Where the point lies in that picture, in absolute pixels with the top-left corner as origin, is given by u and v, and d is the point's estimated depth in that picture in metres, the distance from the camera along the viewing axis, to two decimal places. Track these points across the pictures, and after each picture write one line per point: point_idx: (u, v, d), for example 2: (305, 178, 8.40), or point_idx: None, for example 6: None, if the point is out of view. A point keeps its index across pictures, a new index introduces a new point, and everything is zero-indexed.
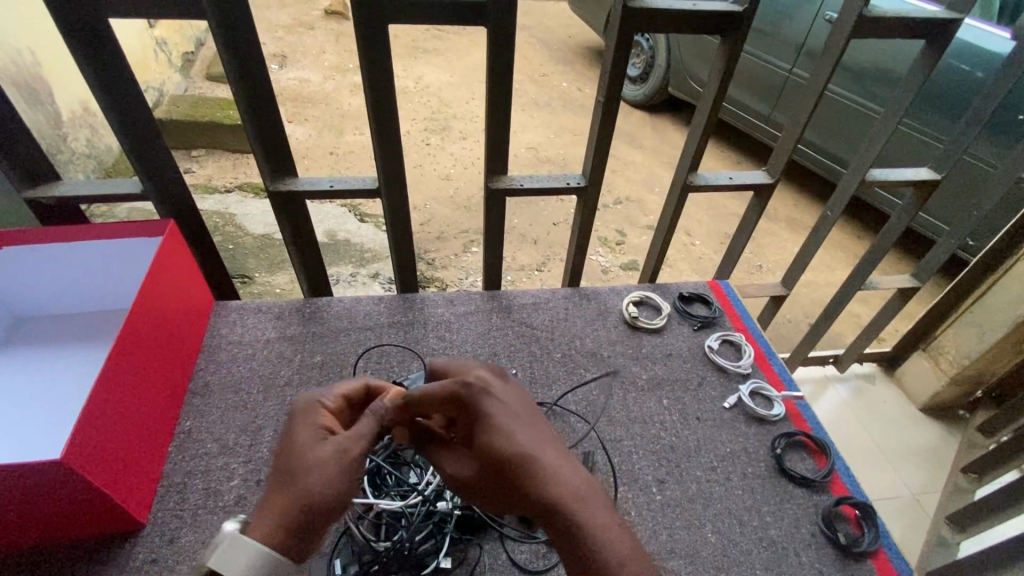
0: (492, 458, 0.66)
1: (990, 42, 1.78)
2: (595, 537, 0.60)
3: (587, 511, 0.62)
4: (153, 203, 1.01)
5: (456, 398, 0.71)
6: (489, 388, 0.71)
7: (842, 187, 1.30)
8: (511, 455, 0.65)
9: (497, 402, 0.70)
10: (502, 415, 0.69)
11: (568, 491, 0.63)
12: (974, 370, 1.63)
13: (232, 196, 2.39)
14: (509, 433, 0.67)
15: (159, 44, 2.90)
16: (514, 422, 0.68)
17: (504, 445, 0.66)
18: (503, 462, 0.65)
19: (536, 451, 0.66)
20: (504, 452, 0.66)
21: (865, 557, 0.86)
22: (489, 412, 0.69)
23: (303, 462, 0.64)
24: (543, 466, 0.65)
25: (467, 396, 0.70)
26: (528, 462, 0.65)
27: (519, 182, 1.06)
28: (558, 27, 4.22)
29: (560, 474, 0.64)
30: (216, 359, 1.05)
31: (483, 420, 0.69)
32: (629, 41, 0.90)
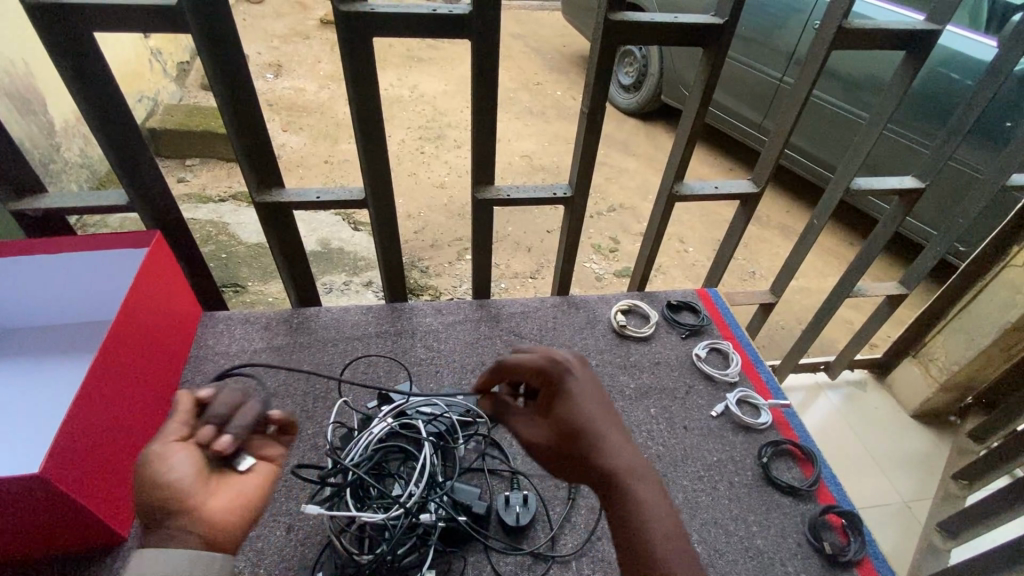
0: (564, 431, 0.68)
1: (976, 51, 1.80)
2: (649, 515, 0.62)
3: (645, 490, 0.64)
4: (139, 214, 1.01)
5: (541, 370, 0.74)
6: (573, 365, 0.74)
7: (828, 195, 1.30)
8: (584, 427, 0.67)
9: (579, 378, 0.73)
10: (582, 391, 0.71)
11: (629, 469, 0.65)
12: (964, 376, 1.63)
13: (225, 205, 2.39)
14: (585, 407, 0.69)
15: (153, 54, 2.91)
16: (591, 398, 0.71)
17: (579, 417, 0.68)
18: (575, 433, 0.67)
19: (606, 426, 0.68)
20: (578, 423, 0.68)
21: (851, 567, 0.86)
22: (572, 385, 0.71)
23: None
24: (615, 446, 0.67)
25: (553, 371, 0.73)
26: (596, 435, 0.67)
27: (506, 193, 1.07)
28: (552, 36, 4.25)
29: (622, 453, 0.66)
30: (202, 370, 1.05)
31: (563, 391, 0.71)
32: (612, 52, 0.91)
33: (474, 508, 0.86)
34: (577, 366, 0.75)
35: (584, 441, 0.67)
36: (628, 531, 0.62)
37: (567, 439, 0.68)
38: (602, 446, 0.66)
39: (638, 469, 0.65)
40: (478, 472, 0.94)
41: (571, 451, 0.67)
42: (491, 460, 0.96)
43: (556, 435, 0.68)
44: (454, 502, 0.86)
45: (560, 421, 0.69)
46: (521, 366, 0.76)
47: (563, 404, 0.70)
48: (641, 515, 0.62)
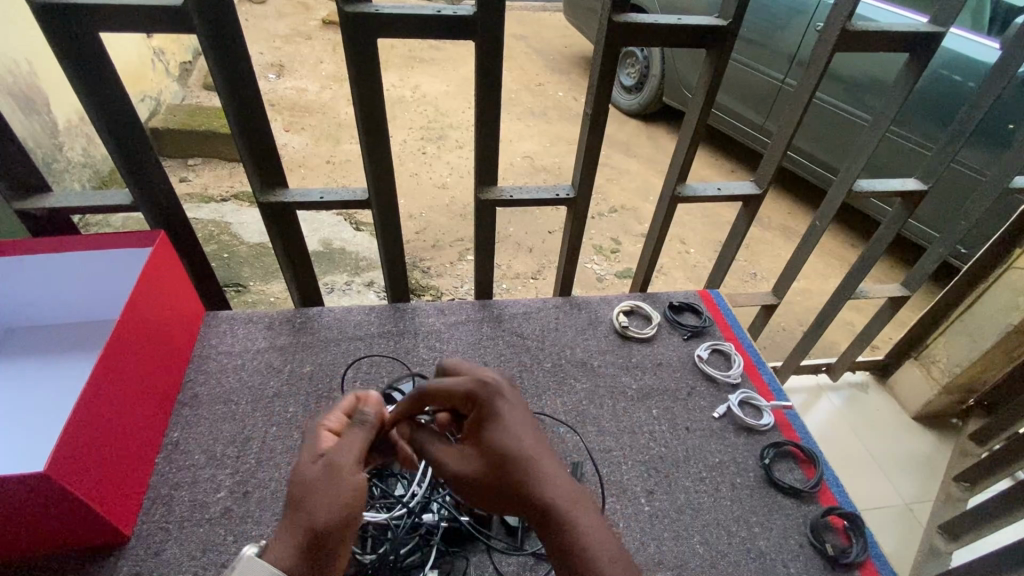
0: (497, 456, 0.68)
1: (978, 53, 1.80)
2: (587, 540, 0.62)
3: (581, 516, 0.63)
4: (144, 214, 1.01)
5: (470, 396, 0.73)
6: (502, 390, 0.74)
7: (831, 197, 1.31)
8: (514, 452, 0.68)
9: (509, 403, 0.73)
10: (511, 417, 0.71)
11: (562, 497, 0.65)
12: (966, 378, 1.64)
13: (227, 205, 2.39)
14: (512, 436, 0.69)
15: (156, 54, 2.92)
16: (522, 424, 0.71)
17: (509, 442, 0.69)
18: (505, 463, 0.67)
19: (537, 453, 0.68)
20: (507, 453, 0.68)
21: (854, 569, 0.86)
22: (503, 411, 0.71)
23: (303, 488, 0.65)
24: (553, 471, 0.67)
25: (480, 395, 0.73)
26: (527, 460, 0.67)
27: (509, 193, 1.07)
28: (554, 38, 4.26)
29: (556, 480, 0.66)
30: (205, 370, 1.05)
31: (494, 419, 0.71)
32: (616, 54, 0.91)
33: (476, 508, 0.86)
34: (508, 389, 0.75)
35: (516, 469, 0.67)
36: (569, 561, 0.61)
37: (498, 469, 0.68)
38: (535, 471, 0.66)
39: (575, 494, 0.66)
40: None
41: (504, 478, 0.67)
42: None
43: (485, 463, 0.69)
44: (456, 502, 0.87)
45: (489, 447, 0.69)
46: (449, 391, 0.74)
47: (492, 433, 0.70)
48: (579, 542, 0.61)
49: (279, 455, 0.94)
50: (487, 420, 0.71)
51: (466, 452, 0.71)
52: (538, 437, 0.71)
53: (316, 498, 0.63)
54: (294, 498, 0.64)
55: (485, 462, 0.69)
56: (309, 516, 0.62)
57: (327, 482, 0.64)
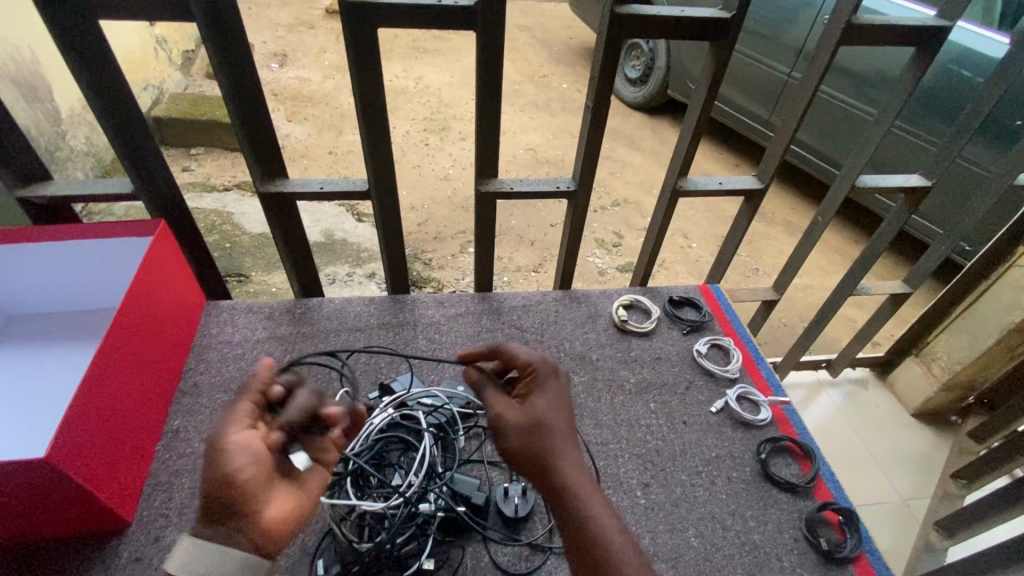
0: (536, 423, 0.72)
1: (986, 48, 1.78)
2: (593, 519, 0.65)
3: (592, 495, 0.67)
4: (144, 203, 1.02)
5: (530, 365, 0.79)
6: (558, 373, 0.79)
7: (834, 192, 1.30)
8: (553, 425, 0.72)
9: (561, 383, 0.78)
10: (557, 394, 0.76)
11: (579, 478, 0.68)
12: (966, 376, 1.63)
13: (230, 194, 2.39)
14: (557, 411, 0.74)
15: (159, 43, 2.91)
16: (563, 404, 0.75)
17: (552, 415, 0.73)
18: (541, 431, 0.71)
19: (568, 433, 0.72)
20: (545, 423, 0.72)
21: (847, 563, 0.87)
22: (553, 391, 0.76)
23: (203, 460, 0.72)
24: (577, 453, 0.71)
25: (540, 369, 0.78)
26: (559, 436, 0.71)
27: (510, 186, 1.07)
28: (559, 29, 4.22)
29: (576, 461, 0.70)
30: (206, 359, 1.06)
31: (544, 393, 0.76)
32: (618, 46, 0.90)
33: (473, 499, 0.87)
34: (563, 375, 0.80)
35: (548, 439, 0.70)
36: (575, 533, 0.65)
37: (534, 432, 0.71)
38: (564, 449, 0.70)
39: (592, 480, 0.69)
40: (478, 463, 0.95)
41: (536, 443, 0.70)
42: (491, 452, 0.97)
43: (525, 423, 0.72)
44: (453, 493, 0.88)
45: (533, 413, 0.73)
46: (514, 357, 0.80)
47: (539, 399, 0.75)
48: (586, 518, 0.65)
49: None
50: (539, 389, 0.76)
51: (514, 403, 0.75)
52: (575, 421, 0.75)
53: (211, 469, 0.70)
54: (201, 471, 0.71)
55: (523, 422, 0.72)
56: (208, 487, 0.69)
57: (214, 455, 0.71)
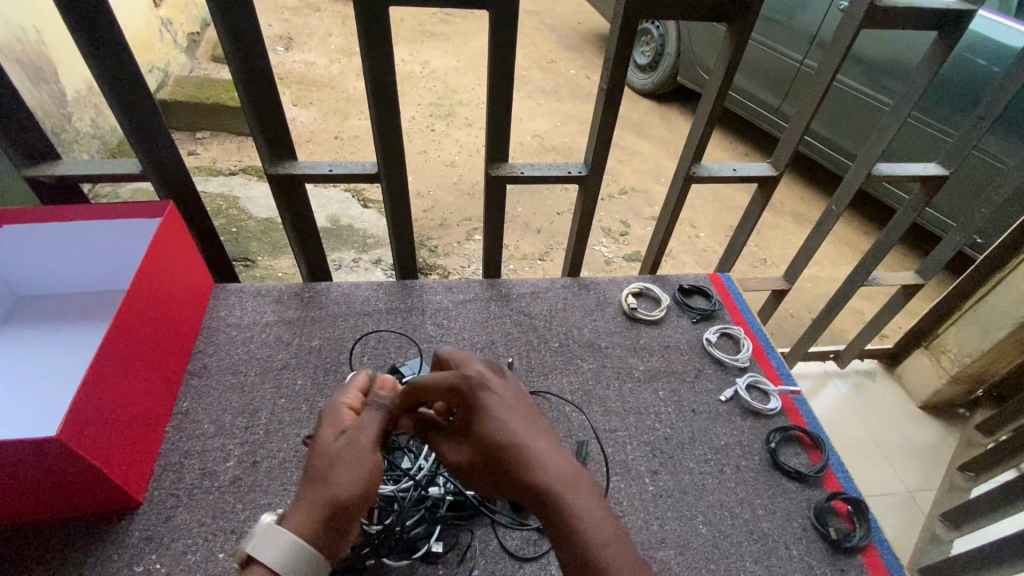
0: (486, 450, 0.65)
1: (1006, 36, 1.74)
2: (581, 526, 0.60)
3: (573, 501, 0.61)
4: (152, 184, 1.01)
5: (453, 390, 0.69)
6: (487, 381, 0.70)
7: (848, 181, 1.28)
8: (503, 444, 0.65)
9: (492, 393, 0.69)
10: (495, 407, 0.67)
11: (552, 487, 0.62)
12: (975, 368, 1.62)
13: (235, 179, 2.38)
14: (502, 428, 0.66)
15: (163, 24, 2.88)
16: (509, 412, 0.68)
17: (498, 433, 0.66)
18: (498, 456, 0.65)
19: (525, 438, 0.65)
20: (498, 447, 0.65)
21: (856, 552, 0.87)
22: (487, 403, 0.67)
23: (328, 460, 0.68)
24: (542, 455, 0.65)
25: (464, 390, 0.69)
26: (516, 450, 0.64)
27: (520, 170, 1.06)
28: (567, 13, 4.16)
29: (547, 467, 0.64)
30: (214, 341, 1.06)
31: (479, 411, 0.67)
32: (633, 27, 0.88)
33: None
34: (493, 379, 0.71)
35: (506, 463, 0.64)
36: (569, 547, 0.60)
37: (492, 462, 0.65)
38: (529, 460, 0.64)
39: (566, 475, 0.64)
40: None
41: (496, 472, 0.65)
42: None
43: (477, 458, 0.66)
44: None
45: (477, 442, 0.66)
46: (434, 387, 0.69)
47: (480, 424, 0.67)
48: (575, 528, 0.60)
49: (288, 426, 0.95)
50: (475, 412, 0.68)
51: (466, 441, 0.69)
52: (528, 425, 0.68)
53: (337, 471, 0.67)
54: (315, 470, 0.68)
55: (476, 458, 0.67)
56: (330, 490, 0.66)
57: (349, 459, 0.68)
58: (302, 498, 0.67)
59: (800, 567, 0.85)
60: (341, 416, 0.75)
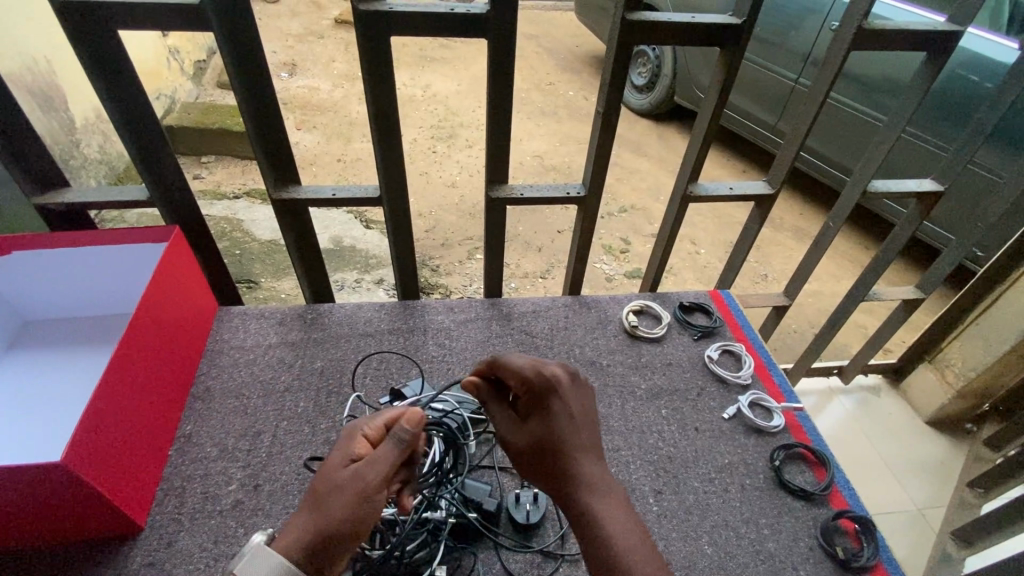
0: (541, 437, 0.71)
1: (996, 52, 1.77)
2: (610, 532, 0.63)
3: (609, 507, 0.65)
4: (159, 210, 1.03)
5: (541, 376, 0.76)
6: (561, 384, 0.75)
7: (844, 198, 1.29)
8: (558, 441, 0.70)
9: (567, 391, 0.75)
10: (565, 403, 0.73)
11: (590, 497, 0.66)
12: (981, 382, 1.61)
13: (240, 202, 2.41)
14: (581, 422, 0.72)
15: (171, 53, 2.95)
16: (574, 414, 0.73)
17: (557, 431, 0.71)
18: (550, 448, 0.70)
19: (581, 440, 0.71)
20: (552, 438, 0.71)
21: (864, 572, 0.85)
22: (556, 401, 0.73)
23: (326, 487, 0.67)
24: (588, 460, 0.69)
25: (536, 385, 0.75)
26: (569, 449, 0.70)
27: (520, 192, 1.07)
28: (565, 37, 4.25)
29: (593, 467, 0.69)
30: (218, 363, 1.06)
31: (547, 405, 0.74)
32: (627, 53, 0.91)
33: (484, 505, 0.87)
34: (566, 381, 0.76)
35: (555, 452, 0.70)
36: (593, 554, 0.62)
37: (541, 452, 0.71)
38: (575, 458, 0.69)
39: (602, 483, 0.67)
40: (488, 468, 0.95)
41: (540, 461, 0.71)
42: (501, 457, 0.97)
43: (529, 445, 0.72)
44: (464, 499, 0.88)
45: (539, 433, 0.72)
46: (513, 370, 0.78)
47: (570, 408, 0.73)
48: (603, 528, 0.63)
49: (290, 449, 0.95)
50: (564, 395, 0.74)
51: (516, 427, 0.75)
52: (586, 431, 0.72)
53: (333, 500, 0.65)
54: (317, 492, 0.67)
55: (528, 445, 0.72)
56: (323, 520, 0.64)
57: (351, 491, 0.66)
58: (298, 517, 0.67)
59: None
60: (355, 446, 0.72)
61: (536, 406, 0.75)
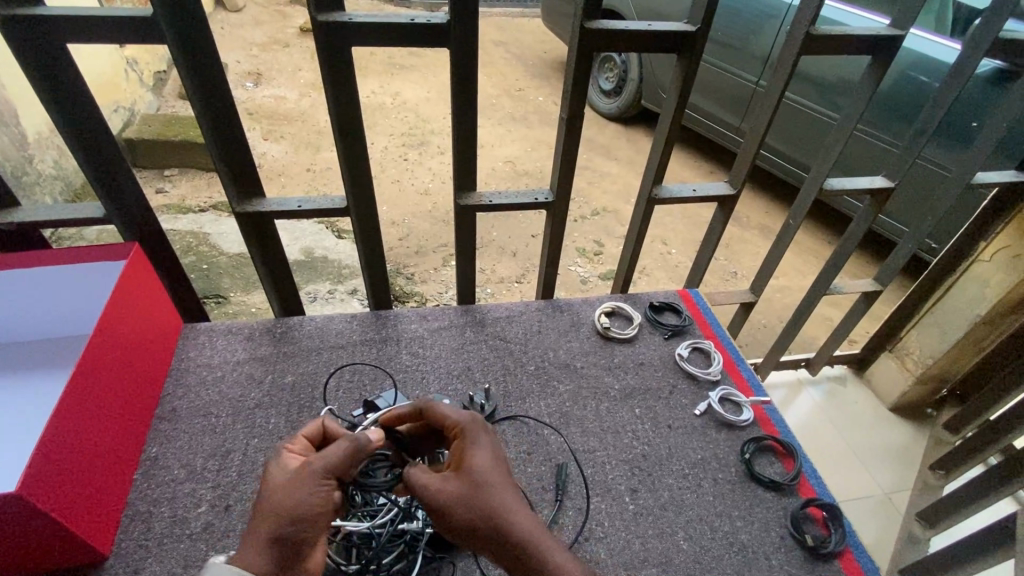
0: (471, 480, 0.71)
1: (940, 54, 1.85)
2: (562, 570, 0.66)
3: (552, 547, 0.67)
4: (117, 227, 1.00)
5: (458, 424, 0.77)
6: (476, 435, 0.76)
7: (803, 195, 1.33)
8: (488, 487, 0.70)
9: (491, 434, 0.77)
10: (490, 446, 0.75)
11: (530, 527, 0.68)
12: (938, 369, 1.68)
13: (206, 215, 2.36)
14: (490, 461, 0.73)
15: (129, 64, 2.86)
16: (494, 461, 0.73)
17: (484, 476, 0.71)
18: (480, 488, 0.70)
19: (506, 492, 0.70)
20: (485, 481, 0.71)
21: (833, 558, 0.88)
22: (472, 450, 0.74)
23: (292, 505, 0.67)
24: (516, 512, 0.69)
25: (465, 430, 0.76)
26: (500, 501, 0.69)
27: (488, 199, 1.08)
28: (533, 43, 4.29)
29: (521, 517, 0.69)
30: (184, 383, 1.04)
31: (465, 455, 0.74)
32: (587, 60, 0.92)
33: None
34: (485, 439, 0.76)
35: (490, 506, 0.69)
36: None
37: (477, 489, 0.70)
38: (506, 512, 0.68)
39: (535, 530, 0.68)
40: None
41: (475, 513, 0.68)
42: None
43: (465, 488, 0.70)
44: None
45: (471, 476, 0.71)
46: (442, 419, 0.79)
47: (476, 455, 0.73)
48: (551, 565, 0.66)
49: (260, 467, 0.92)
50: (470, 447, 0.74)
51: (448, 473, 0.72)
52: (508, 482, 0.72)
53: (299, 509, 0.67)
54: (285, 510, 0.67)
55: (463, 487, 0.70)
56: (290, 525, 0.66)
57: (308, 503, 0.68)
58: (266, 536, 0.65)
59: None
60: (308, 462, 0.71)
61: (461, 451, 0.74)
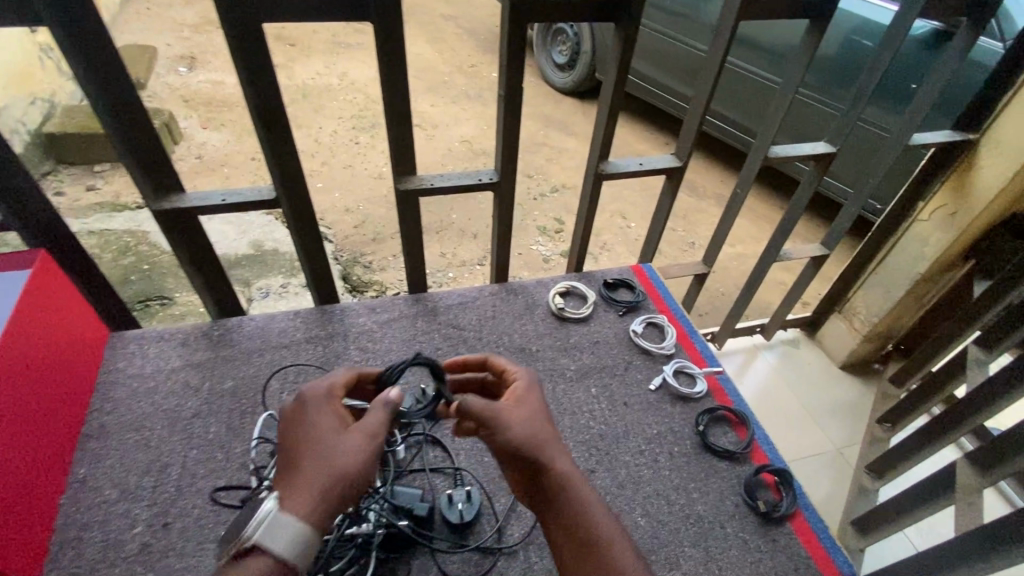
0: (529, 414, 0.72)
1: (876, 16, 1.88)
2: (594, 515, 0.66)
3: (588, 491, 0.68)
4: (19, 233, 0.90)
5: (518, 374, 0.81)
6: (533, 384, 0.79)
7: (749, 163, 1.34)
8: (543, 426, 0.72)
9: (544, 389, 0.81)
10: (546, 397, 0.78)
11: (573, 471, 0.69)
12: (883, 326, 1.75)
13: (144, 212, 2.21)
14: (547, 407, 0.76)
15: (43, 51, 2.62)
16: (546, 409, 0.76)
17: (541, 416, 0.73)
18: (535, 423, 0.71)
19: (556, 435, 0.72)
20: (542, 420, 0.72)
21: (784, 521, 0.91)
22: (531, 392, 0.77)
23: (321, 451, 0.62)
24: (562, 454, 0.70)
25: (523, 378, 0.80)
26: (551, 440, 0.71)
27: (430, 182, 1.03)
28: (485, 16, 4.16)
29: (566, 461, 0.69)
30: (113, 396, 0.97)
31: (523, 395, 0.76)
32: (521, 31, 0.88)
33: (415, 511, 0.84)
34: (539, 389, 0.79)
35: (541, 440, 0.70)
36: (579, 537, 0.65)
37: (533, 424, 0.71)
38: (553, 450, 0.70)
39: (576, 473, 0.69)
40: (420, 471, 0.92)
41: (528, 440, 0.69)
42: (433, 458, 0.94)
43: (524, 419, 0.71)
44: (395, 507, 0.84)
45: (529, 411, 0.73)
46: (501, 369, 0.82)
47: (535, 400, 0.76)
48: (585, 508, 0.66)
49: (200, 480, 0.87)
50: (528, 392, 0.77)
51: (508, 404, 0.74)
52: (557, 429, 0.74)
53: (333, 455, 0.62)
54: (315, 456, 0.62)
55: (520, 417, 0.71)
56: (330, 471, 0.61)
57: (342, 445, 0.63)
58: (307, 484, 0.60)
59: (735, 544, 0.87)
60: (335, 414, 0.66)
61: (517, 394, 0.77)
